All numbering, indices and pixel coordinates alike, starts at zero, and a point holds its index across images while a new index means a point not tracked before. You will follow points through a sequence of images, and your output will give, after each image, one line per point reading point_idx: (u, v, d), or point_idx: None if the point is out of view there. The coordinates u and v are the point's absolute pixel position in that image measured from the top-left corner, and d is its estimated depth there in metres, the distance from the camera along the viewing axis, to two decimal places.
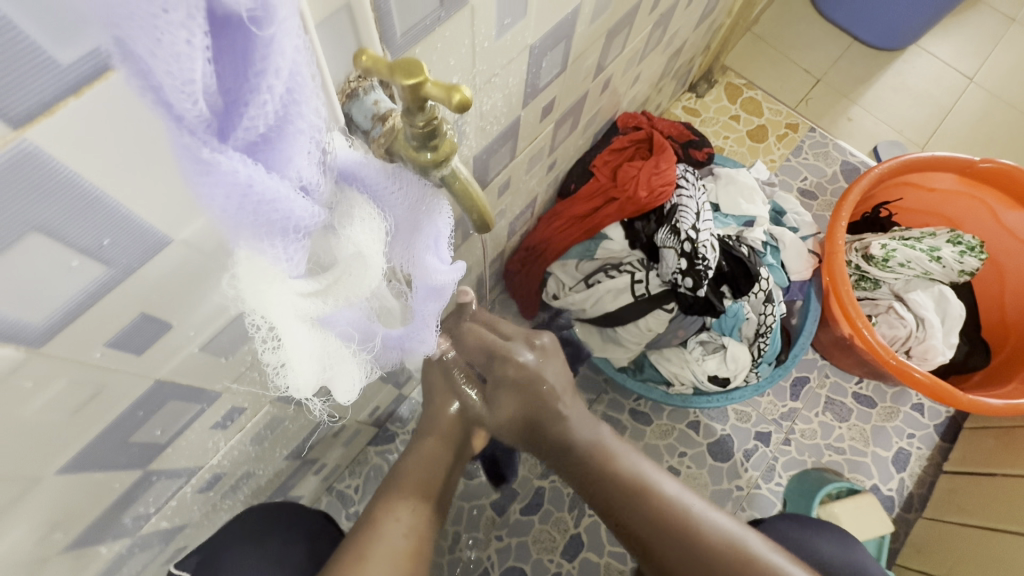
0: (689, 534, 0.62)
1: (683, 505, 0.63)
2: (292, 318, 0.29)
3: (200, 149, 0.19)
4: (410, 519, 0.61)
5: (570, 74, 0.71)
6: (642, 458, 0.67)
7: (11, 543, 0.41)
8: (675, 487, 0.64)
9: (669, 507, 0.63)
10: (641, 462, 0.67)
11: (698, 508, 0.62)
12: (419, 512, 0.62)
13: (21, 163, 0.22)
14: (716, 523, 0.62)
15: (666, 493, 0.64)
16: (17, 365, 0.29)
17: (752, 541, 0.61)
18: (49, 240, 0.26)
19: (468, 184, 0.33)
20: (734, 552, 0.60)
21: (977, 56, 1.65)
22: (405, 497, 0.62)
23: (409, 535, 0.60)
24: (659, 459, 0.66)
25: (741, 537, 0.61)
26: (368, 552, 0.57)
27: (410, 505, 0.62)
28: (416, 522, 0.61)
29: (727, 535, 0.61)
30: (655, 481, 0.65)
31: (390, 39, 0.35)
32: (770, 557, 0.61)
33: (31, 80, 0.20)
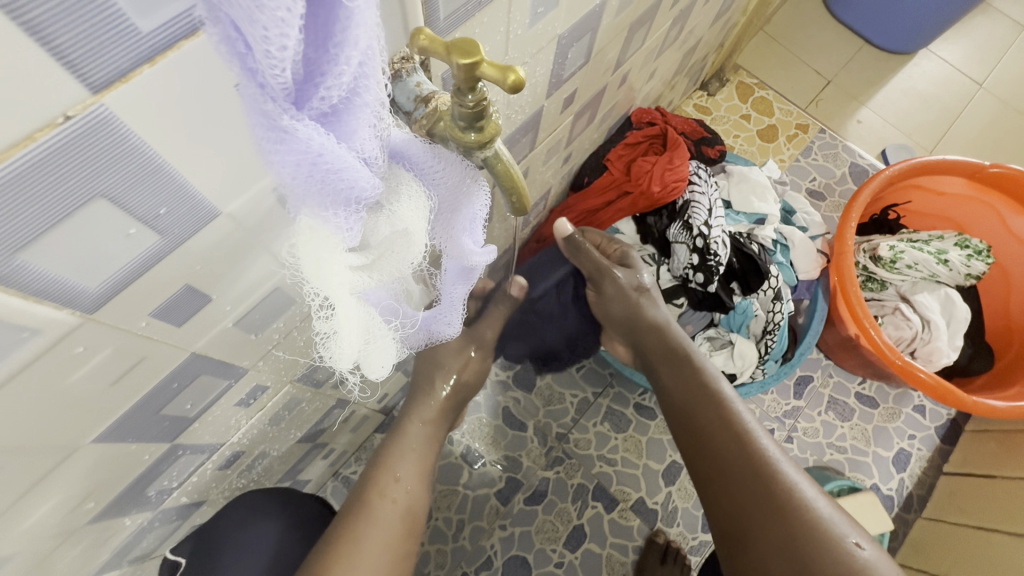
0: (746, 483, 0.62)
1: (742, 451, 0.64)
2: (345, 292, 0.31)
3: (280, 116, 0.20)
4: (400, 497, 0.61)
5: (593, 67, 0.72)
6: (704, 410, 0.68)
7: (44, 510, 0.42)
8: (733, 438, 0.65)
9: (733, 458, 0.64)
10: (705, 414, 0.68)
11: (757, 458, 0.63)
12: (408, 491, 0.63)
13: (94, 129, 0.23)
14: (774, 473, 0.61)
15: (731, 446, 0.65)
16: (72, 330, 0.30)
17: (807, 492, 0.60)
18: (112, 206, 0.26)
19: (510, 166, 0.34)
20: (786, 502, 0.59)
21: (986, 62, 1.66)
22: (395, 478, 0.62)
23: (404, 515, 0.61)
24: (722, 412, 0.67)
25: (795, 488, 0.60)
26: (362, 532, 0.58)
27: (400, 484, 0.62)
28: (405, 502, 0.62)
29: (785, 489, 0.60)
30: (714, 431, 0.66)
31: (434, 22, 0.36)
32: (829, 513, 0.59)
33: (111, 47, 0.21)
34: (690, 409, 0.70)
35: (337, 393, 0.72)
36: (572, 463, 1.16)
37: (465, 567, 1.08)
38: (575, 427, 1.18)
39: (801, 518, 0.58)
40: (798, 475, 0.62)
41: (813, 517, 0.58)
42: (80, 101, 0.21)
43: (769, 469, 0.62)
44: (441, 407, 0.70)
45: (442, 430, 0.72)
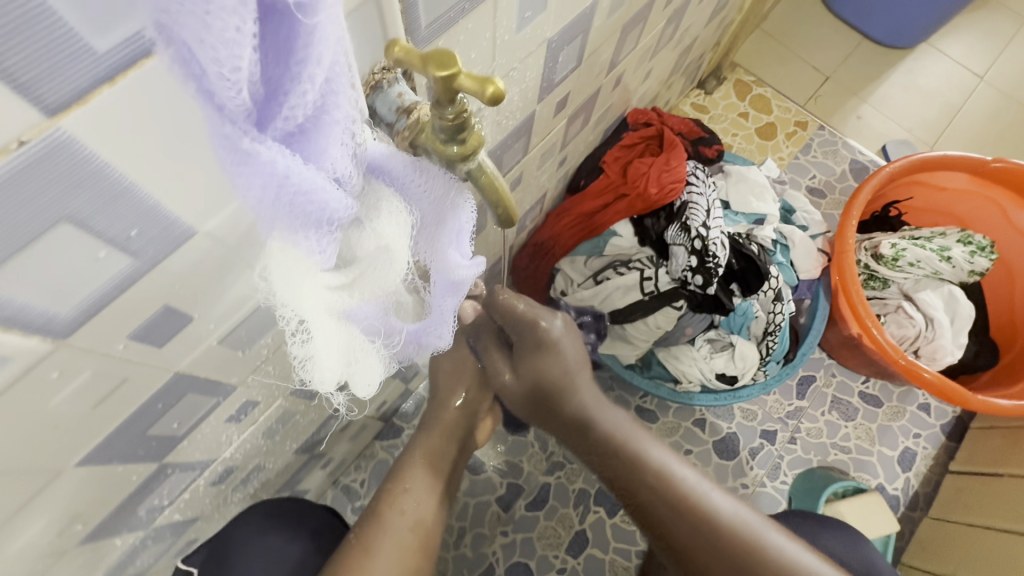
0: (712, 550, 0.63)
1: (698, 525, 0.63)
2: (322, 313, 0.30)
3: (241, 139, 0.19)
4: (410, 510, 0.61)
5: (585, 69, 0.70)
6: (650, 490, 0.64)
7: (31, 534, 0.41)
8: (682, 507, 0.63)
9: (691, 530, 0.63)
10: (648, 495, 0.65)
11: (717, 529, 0.63)
12: (419, 503, 0.62)
13: (53, 153, 0.22)
14: (741, 539, 0.62)
15: (682, 521, 0.63)
16: (44, 356, 0.29)
17: (771, 540, 0.63)
18: (79, 230, 0.25)
19: (494, 177, 0.33)
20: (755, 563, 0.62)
21: (987, 55, 1.64)
22: (405, 488, 0.62)
23: (415, 527, 0.60)
24: (669, 487, 0.64)
25: (764, 545, 0.62)
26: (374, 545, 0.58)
27: (411, 494, 0.61)
28: (415, 514, 0.61)
29: (750, 548, 0.62)
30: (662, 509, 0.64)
31: (414, 30, 0.35)
32: (792, 553, 0.62)
33: (68, 67, 0.20)
34: (637, 492, 0.66)
35: (331, 405, 0.71)
36: (573, 468, 1.15)
37: None
38: None
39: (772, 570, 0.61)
40: (754, 521, 0.64)
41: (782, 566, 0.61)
42: (36, 125, 0.21)
43: (735, 537, 0.62)
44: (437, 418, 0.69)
45: (456, 452, 0.68)
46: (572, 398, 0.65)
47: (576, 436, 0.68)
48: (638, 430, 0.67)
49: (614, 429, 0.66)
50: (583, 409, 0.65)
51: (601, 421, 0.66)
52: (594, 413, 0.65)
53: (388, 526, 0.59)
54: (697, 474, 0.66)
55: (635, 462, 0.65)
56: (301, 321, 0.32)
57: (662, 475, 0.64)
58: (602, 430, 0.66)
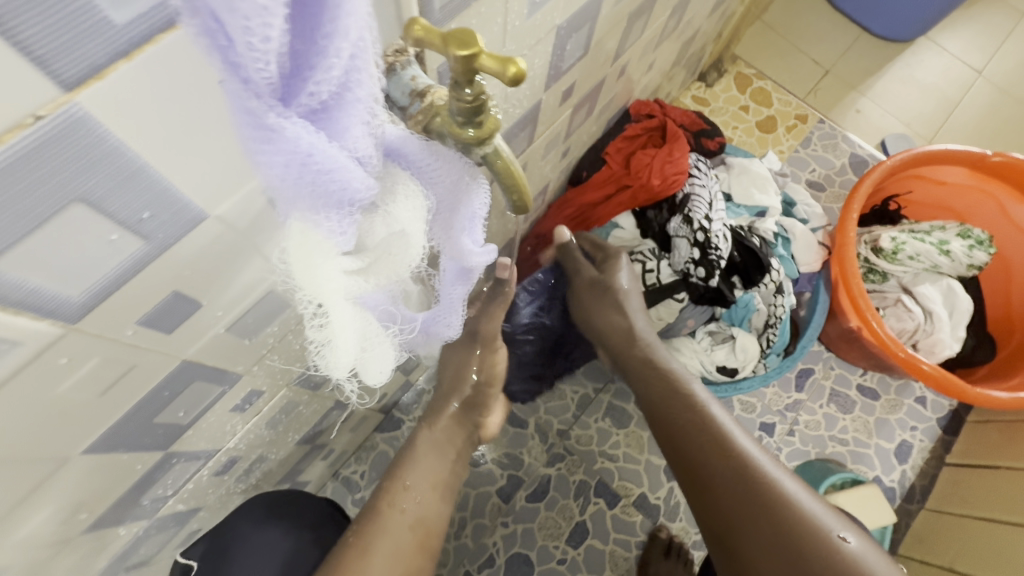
0: (740, 496, 0.65)
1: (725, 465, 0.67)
2: (340, 297, 0.30)
3: (266, 114, 0.19)
4: (410, 508, 0.61)
5: (591, 59, 0.70)
6: (684, 420, 0.72)
7: (36, 522, 0.41)
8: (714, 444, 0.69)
9: (726, 477, 0.67)
10: (683, 430, 0.72)
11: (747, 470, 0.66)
12: (419, 502, 0.62)
13: (70, 130, 0.21)
14: (763, 479, 0.65)
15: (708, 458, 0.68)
16: (53, 341, 0.28)
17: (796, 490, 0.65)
18: (91, 211, 0.25)
19: (510, 163, 0.33)
20: (779, 509, 0.63)
21: (986, 49, 1.64)
22: (404, 487, 0.62)
23: (415, 526, 0.60)
24: (703, 421, 0.71)
25: (787, 492, 0.64)
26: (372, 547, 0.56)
27: (410, 493, 0.62)
28: (415, 512, 0.61)
29: (806, 523, 0.62)
30: (696, 448, 0.70)
31: (428, 13, 0.34)
32: (812, 505, 0.64)
33: (84, 43, 0.20)
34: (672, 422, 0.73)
35: (334, 396, 0.71)
36: (574, 459, 1.15)
37: (468, 566, 1.08)
38: (576, 423, 1.17)
39: (792, 520, 0.62)
40: (785, 476, 0.66)
41: (805, 517, 0.62)
42: (52, 100, 0.20)
43: (762, 481, 0.65)
44: (430, 407, 0.69)
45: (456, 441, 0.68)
46: (642, 339, 0.81)
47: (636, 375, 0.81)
48: (694, 381, 0.77)
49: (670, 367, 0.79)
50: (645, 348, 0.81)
51: (664, 364, 0.79)
52: (659, 353, 0.80)
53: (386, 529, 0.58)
54: (735, 423, 0.71)
55: (682, 400, 0.74)
56: (317, 306, 0.32)
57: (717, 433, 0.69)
58: (660, 371, 0.78)
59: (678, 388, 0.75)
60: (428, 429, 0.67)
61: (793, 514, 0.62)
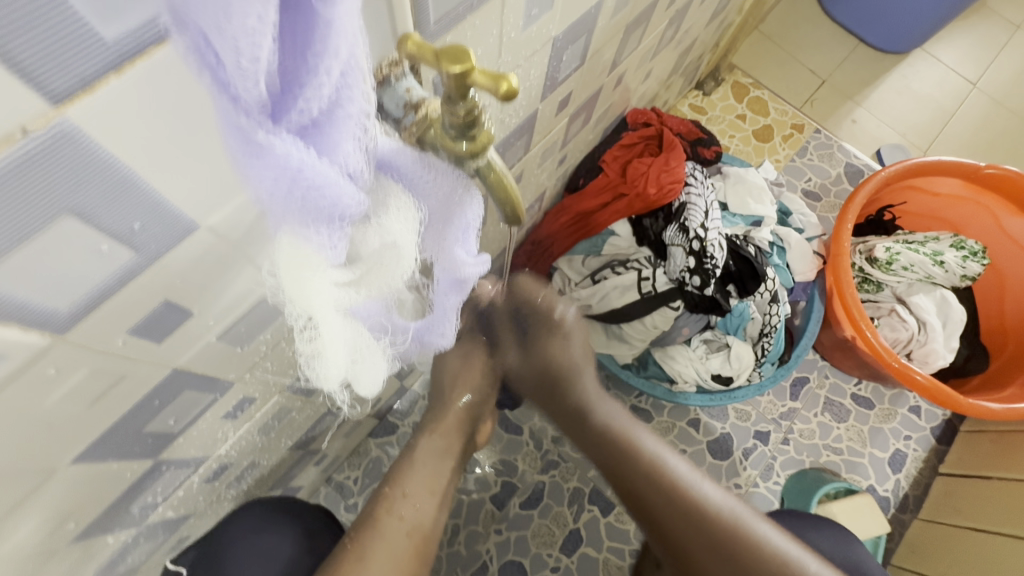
0: (707, 544, 0.63)
1: (690, 518, 0.64)
2: (329, 309, 0.30)
3: (255, 131, 0.19)
4: (407, 515, 0.60)
5: (588, 68, 0.70)
6: (637, 474, 0.67)
7: (23, 532, 0.40)
8: (672, 496, 0.65)
9: (689, 527, 0.64)
10: (636, 483, 0.67)
11: (710, 523, 0.63)
12: (419, 509, 0.61)
13: (60, 144, 0.21)
14: (729, 530, 0.63)
15: (671, 509, 0.65)
16: (41, 353, 0.28)
17: (764, 531, 0.64)
18: (82, 223, 0.25)
19: (503, 176, 0.33)
20: (748, 555, 0.62)
21: (981, 61, 1.66)
22: (402, 494, 0.62)
23: (412, 534, 0.60)
24: (649, 469, 0.66)
25: (753, 534, 0.63)
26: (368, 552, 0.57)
27: (409, 500, 0.61)
28: (413, 519, 0.61)
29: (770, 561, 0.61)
30: (653, 497, 0.66)
31: (423, 26, 0.34)
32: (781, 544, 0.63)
33: (74, 56, 0.20)
34: (626, 477, 0.67)
35: (327, 402, 0.71)
36: (568, 467, 1.15)
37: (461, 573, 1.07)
38: None
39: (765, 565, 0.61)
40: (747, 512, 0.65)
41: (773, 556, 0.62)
42: (41, 114, 0.20)
43: (730, 531, 0.63)
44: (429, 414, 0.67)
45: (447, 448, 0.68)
46: (575, 391, 0.70)
47: (575, 420, 0.71)
48: (634, 423, 0.70)
49: (608, 419, 0.69)
50: (583, 401, 0.70)
51: (599, 412, 0.70)
52: (592, 403, 0.70)
53: (384, 533, 0.58)
54: (690, 466, 0.67)
55: (626, 450, 0.67)
56: (307, 318, 0.32)
57: (670, 484, 0.65)
58: (598, 420, 0.69)
59: (621, 442, 0.68)
60: (429, 435, 0.65)
61: (759, 557, 0.62)
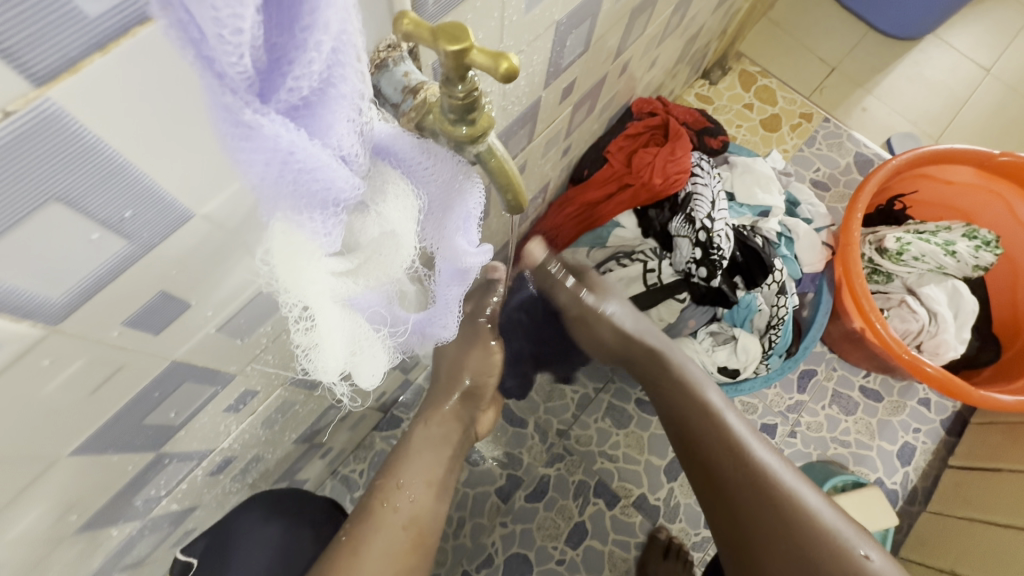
0: (753, 498, 0.70)
1: (744, 471, 0.71)
2: (326, 300, 0.29)
3: (243, 110, 0.18)
4: (404, 505, 0.61)
5: (592, 55, 0.69)
6: (703, 424, 0.75)
7: (25, 523, 0.40)
8: (732, 449, 0.72)
9: (741, 480, 0.71)
10: (700, 433, 0.75)
11: (762, 477, 0.70)
12: (413, 500, 0.61)
13: (42, 127, 0.21)
14: (778, 486, 0.69)
15: (729, 460, 0.72)
16: (35, 342, 0.28)
17: (809, 500, 0.69)
18: (70, 210, 0.24)
19: (505, 162, 0.32)
20: (792, 512, 0.68)
21: (994, 47, 1.62)
22: (398, 485, 0.62)
23: (408, 527, 0.60)
24: (714, 422, 0.74)
25: (800, 498, 0.69)
26: (363, 548, 0.57)
27: (403, 492, 0.61)
28: (409, 510, 0.61)
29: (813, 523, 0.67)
30: (715, 447, 0.73)
31: (421, 6, 0.33)
32: (822, 511, 0.68)
33: (54, 33, 0.19)
34: (692, 427, 0.75)
35: (331, 395, 0.70)
36: (573, 459, 1.14)
37: (466, 565, 1.07)
38: (576, 423, 1.17)
39: (808, 524, 0.67)
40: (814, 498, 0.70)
41: (816, 520, 0.67)
42: (21, 95, 0.19)
43: (777, 490, 0.69)
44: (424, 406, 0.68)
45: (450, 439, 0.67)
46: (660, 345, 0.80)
47: (654, 373, 0.81)
48: (708, 382, 0.79)
49: (682, 372, 0.79)
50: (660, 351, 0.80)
51: (677, 367, 0.79)
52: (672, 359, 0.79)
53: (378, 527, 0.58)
54: (749, 429, 0.74)
55: (697, 401, 0.76)
56: (304, 308, 0.31)
57: (733, 438, 0.73)
58: (675, 372, 0.79)
59: (692, 393, 0.77)
60: (423, 425, 0.66)
61: (800, 516, 0.67)
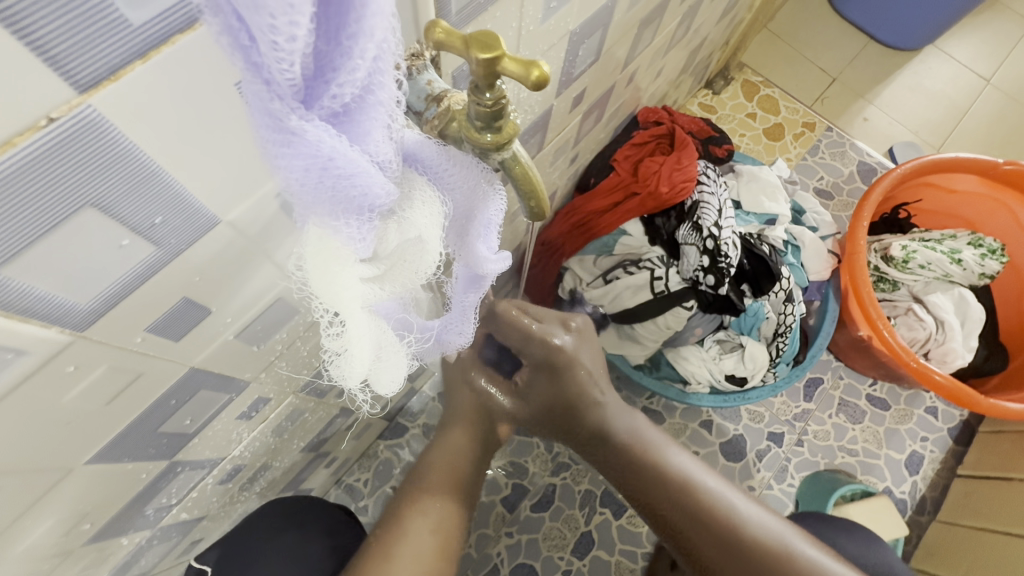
0: (736, 565, 0.59)
1: (722, 537, 0.60)
2: (356, 307, 0.29)
3: (288, 116, 0.18)
4: (433, 514, 0.57)
5: (602, 64, 0.69)
6: (666, 493, 0.61)
7: (38, 533, 0.40)
8: (701, 516, 0.60)
9: (719, 549, 0.60)
10: (665, 502, 0.62)
11: (743, 541, 0.59)
12: (443, 507, 0.58)
13: (82, 132, 0.21)
14: (763, 549, 0.59)
15: (701, 527, 0.60)
16: (60, 349, 0.28)
17: (804, 551, 0.60)
18: (102, 216, 0.24)
19: (528, 169, 0.32)
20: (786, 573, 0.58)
21: (994, 57, 1.64)
22: (424, 491, 0.59)
23: (436, 531, 0.56)
24: (680, 486, 0.61)
25: (794, 558, 0.59)
26: (395, 551, 0.54)
27: (433, 497, 0.58)
28: (436, 517, 0.57)
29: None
30: (684, 519, 0.61)
31: (445, 16, 0.34)
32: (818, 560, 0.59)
33: (100, 41, 0.19)
34: (654, 497, 0.62)
35: (341, 403, 0.70)
36: (580, 469, 1.14)
37: None
38: None
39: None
40: (808, 549, 0.60)
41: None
42: (66, 101, 0.19)
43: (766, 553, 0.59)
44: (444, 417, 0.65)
45: None
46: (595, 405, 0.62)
47: (597, 438, 0.65)
48: (660, 436, 0.64)
49: (630, 434, 0.63)
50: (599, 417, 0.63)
51: (620, 425, 0.63)
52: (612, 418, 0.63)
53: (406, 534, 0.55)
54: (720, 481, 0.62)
55: (653, 464, 0.62)
56: (333, 314, 0.31)
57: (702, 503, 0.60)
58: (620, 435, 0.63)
59: (646, 458, 0.62)
60: (455, 428, 0.63)
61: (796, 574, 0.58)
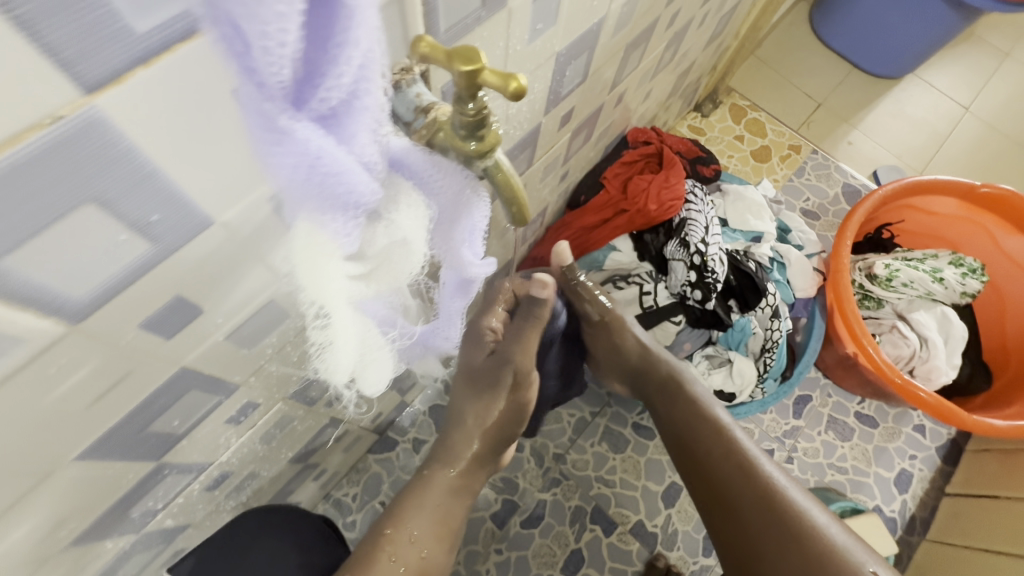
0: (758, 510, 0.70)
1: (748, 482, 0.71)
2: (341, 301, 0.31)
3: (278, 117, 0.20)
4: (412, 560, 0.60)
5: (590, 85, 0.72)
6: (708, 442, 0.75)
7: (19, 533, 0.40)
8: (738, 464, 0.73)
9: (745, 493, 0.71)
10: (707, 450, 0.75)
11: (767, 487, 0.71)
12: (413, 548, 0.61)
13: (86, 131, 0.22)
14: (784, 499, 0.69)
15: (735, 473, 0.72)
16: (54, 341, 0.29)
17: (818, 517, 0.69)
18: (103, 211, 0.26)
19: (510, 177, 0.34)
20: (798, 523, 0.68)
21: (972, 87, 1.70)
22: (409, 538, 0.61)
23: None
24: (723, 439, 0.75)
25: (808, 515, 0.68)
26: None
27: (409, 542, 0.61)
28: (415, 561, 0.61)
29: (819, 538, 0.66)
30: (720, 463, 0.74)
31: (434, 33, 0.35)
32: (828, 526, 0.68)
33: (105, 48, 0.21)
34: (698, 446, 0.76)
35: (330, 411, 0.70)
36: (570, 485, 1.13)
37: None
38: (572, 447, 1.16)
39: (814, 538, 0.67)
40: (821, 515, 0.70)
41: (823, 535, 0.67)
42: (72, 101, 0.21)
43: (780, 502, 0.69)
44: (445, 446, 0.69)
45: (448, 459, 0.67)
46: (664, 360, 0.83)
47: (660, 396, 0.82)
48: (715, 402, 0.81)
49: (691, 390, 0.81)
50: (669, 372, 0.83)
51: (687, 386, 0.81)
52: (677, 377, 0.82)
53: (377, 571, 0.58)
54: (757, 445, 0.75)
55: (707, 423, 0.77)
56: (319, 309, 0.33)
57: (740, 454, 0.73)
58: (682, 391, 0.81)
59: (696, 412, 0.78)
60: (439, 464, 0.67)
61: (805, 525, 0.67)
